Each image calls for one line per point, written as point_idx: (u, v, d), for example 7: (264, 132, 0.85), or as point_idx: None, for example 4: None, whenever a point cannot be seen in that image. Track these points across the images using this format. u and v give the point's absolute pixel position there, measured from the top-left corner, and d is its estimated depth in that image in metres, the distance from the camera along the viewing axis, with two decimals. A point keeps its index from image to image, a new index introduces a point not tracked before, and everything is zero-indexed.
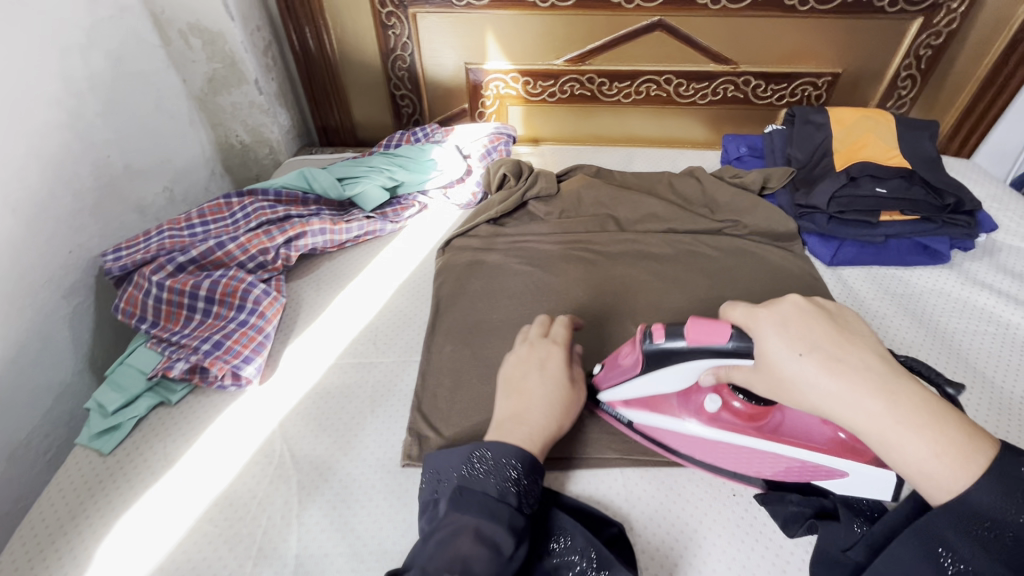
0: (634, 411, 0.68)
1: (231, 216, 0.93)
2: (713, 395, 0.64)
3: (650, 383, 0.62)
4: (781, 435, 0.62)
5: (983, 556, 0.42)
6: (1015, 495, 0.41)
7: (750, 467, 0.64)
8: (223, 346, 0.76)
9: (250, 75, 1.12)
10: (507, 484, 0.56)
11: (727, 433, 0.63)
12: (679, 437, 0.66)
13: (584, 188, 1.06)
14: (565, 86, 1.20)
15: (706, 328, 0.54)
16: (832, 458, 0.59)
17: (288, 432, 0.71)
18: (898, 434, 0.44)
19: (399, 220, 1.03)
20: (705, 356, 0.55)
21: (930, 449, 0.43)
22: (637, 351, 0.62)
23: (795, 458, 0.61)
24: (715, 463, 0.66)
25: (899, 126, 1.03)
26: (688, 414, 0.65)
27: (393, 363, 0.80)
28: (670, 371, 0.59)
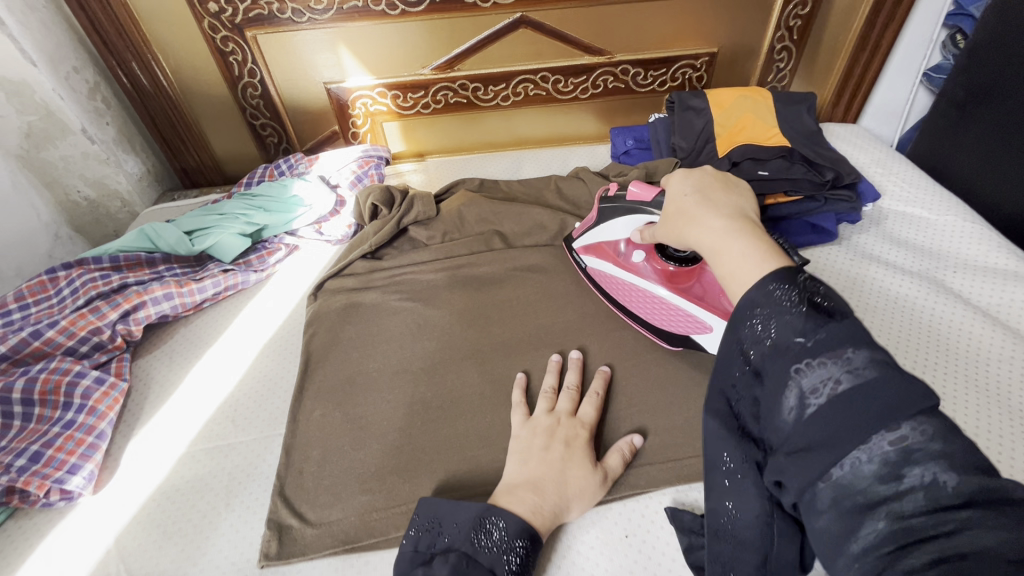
0: (591, 258, 0.85)
1: (56, 293, 0.81)
2: (642, 250, 0.77)
3: (600, 228, 0.81)
4: (694, 296, 0.73)
5: (782, 371, 0.40)
6: (806, 299, 0.41)
7: (662, 320, 0.76)
8: (42, 457, 0.65)
9: (74, 124, 0.99)
10: (513, 562, 0.53)
11: (648, 282, 0.76)
12: (616, 283, 0.81)
13: (465, 205, 0.99)
14: (437, 96, 1.12)
15: (644, 187, 0.73)
16: (711, 313, 0.70)
17: (126, 549, 0.61)
18: (727, 239, 0.50)
19: (265, 267, 0.93)
20: (637, 212, 0.74)
21: (753, 254, 0.47)
22: (597, 207, 0.82)
23: (689, 315, 0.73)
24: (631, 310, 0.80)
25: (777, 103, 1.00)
26: (623, 260, 0.79)
27: (254, 440, 0.71)
28: (614, 222, 0.78)
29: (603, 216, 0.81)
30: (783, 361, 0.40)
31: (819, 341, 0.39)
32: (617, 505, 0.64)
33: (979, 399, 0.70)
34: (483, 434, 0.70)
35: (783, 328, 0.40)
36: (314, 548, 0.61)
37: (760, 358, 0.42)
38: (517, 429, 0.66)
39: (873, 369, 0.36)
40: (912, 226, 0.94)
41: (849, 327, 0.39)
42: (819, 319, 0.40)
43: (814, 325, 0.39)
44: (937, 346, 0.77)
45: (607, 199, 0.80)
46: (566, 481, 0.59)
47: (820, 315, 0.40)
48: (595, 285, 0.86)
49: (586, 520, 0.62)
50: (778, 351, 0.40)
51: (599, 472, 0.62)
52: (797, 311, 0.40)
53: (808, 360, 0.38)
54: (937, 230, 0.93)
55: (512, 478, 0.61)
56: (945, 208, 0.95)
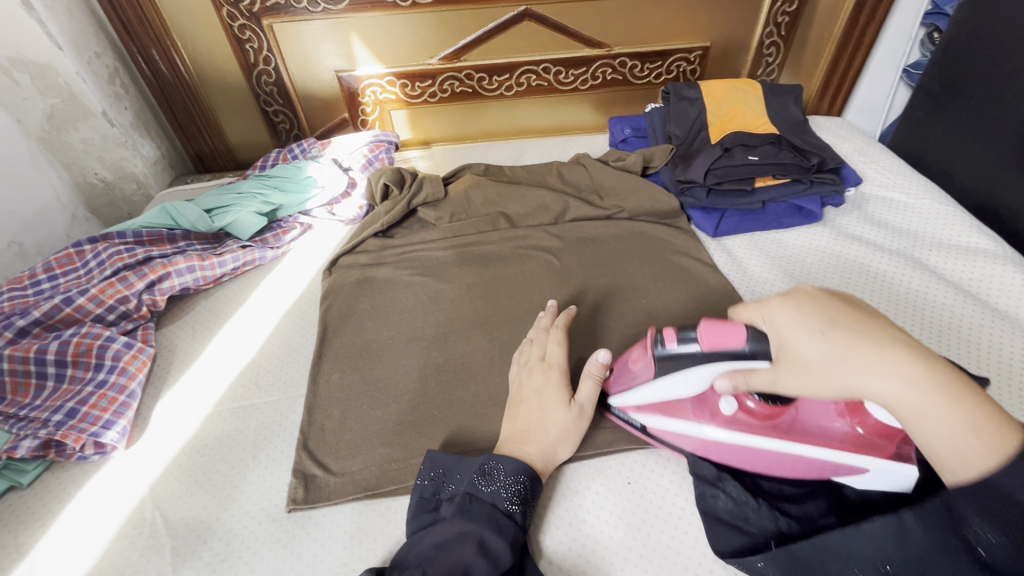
0: (646, 415, 0.65)
1: (83, 265, 0.85)
2: (731, 398, 0.58)
3: (663, 382, 0.60)
4: (800, 435, 0.57)
5: (1003, 544, 0.41)
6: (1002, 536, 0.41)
7: (778, 469, 0.60)
8: (78, 413, 0.69)
9: (95, 107, 1.03)
10: (515, 497, 0.58)
11: (743, 434, 0.59)
12: (695, 441, 0.63)
13: (472, 188, 1.04)
14: (444, 85, 1.17)
15: (718, 329, 0.55)
16: (848, 455, 0.55)
17: (161, 497, 0.65)
18: (923, 401, 0.43)
19: (281, 244, 0.97)
20: (718, 357, 0.56)
21: (959, 425, 0.42)
22: (646, 357, 0.61)
23: (812, 458, 0.57)
24: (730, 463, 0.62)
25: (766, 93, 1.06)
26: (700, 417, 0.61)
27: (277, 401, 0.76)
28: (684, 373, 0.59)
29: (661, 369, 0.60)
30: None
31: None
32: (618, 454, 0.69)
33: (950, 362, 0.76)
34: (493, 393, 0.74)
35: None
36: (338, 494, 0.65)
37: (990, 548, 0.41)
38: (514, 376, 0.71)
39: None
40: (891, 209, 1.01)
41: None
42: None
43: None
44: (912, 317, 0.83)
45: (660, 349, 0.59)
46: (546, 424, 0.64)
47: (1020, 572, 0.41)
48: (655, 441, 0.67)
49: (590, 468, 0.68)
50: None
51: (574, 407, 0.65)
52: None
53: None
54: (913, 213, 0.99)
55: (505, 433, 0.65)
56: (922, 192, 1.02)
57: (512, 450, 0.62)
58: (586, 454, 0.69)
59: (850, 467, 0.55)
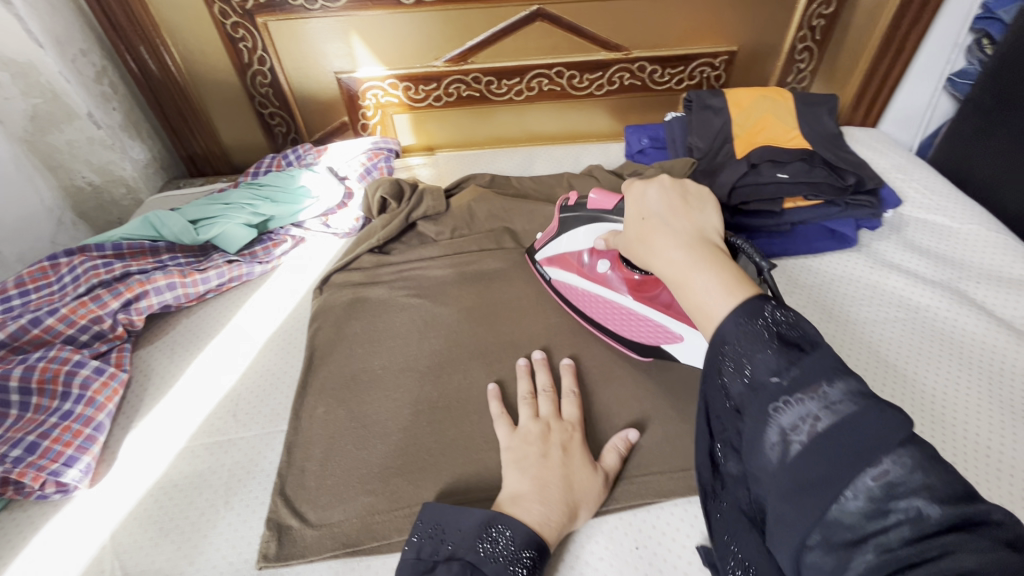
0: (555, 269, 0.81)
1: (57, 280, 0.79)
2: (607, 260, 0.74)
3: (566, 239, 0.78)
4: (656, 304, 0.70)
5: (744, 386, 0.39)
6: (776, 334, 0.39)
7: (629, 331, 0.73)
8: (38, 448, 0.64)
9: (80, 108, 0.98)
10: (520, 574, 0.51)
11: (609, 290, 0.74)
12: (581, 293, 0.78)
13: (476, 201, 0.97)
14: (450, 88, 1.09)
15: (601, 195, 0.71)
16: (677, 319, 0.67)
17: (122, 545, 0.60)
18: (690, 273, 0.45)
19: (270, 259, 0.91)
20: (600, 221, 0.73)
21: (717, 289, 0.43)
22: (557, 217, 0.80)
23: (653, 321, 0.70)
24: (602, 320, 0.76)
25: (798, 104, 0.98)
26: (586, 269, 0.76)
27: (255, 436, 0.70)
28: (578, 232, 0.76)
29: (563, 228, 0.78)
30: (761, 401, 0.37)
31: (791, 379, 0.37)
32: (625, 513, 0.62)
33: (999, 414, 0.68)
34: (490, 436, 0.68)
35: (757, 365, 0.38)
36: (314, 551, 0.59)
37: (739, 394, 0.40)
38: (504, 442, 0.64)
39: (850, 403, 0.34)
40: (933, 234, 0.92)
41: (820, 357, 0.37)
42: (792, 354, 0.37)
43: (789, 362, 0.37)
44: (958, 359, 0.74)
45: (567, 209, 0.78)
46: (572, 487, 0.58)
47: (792, 373, 0.37)
48: (562, 298, 0.82)
49: (594, 528, 0.61)
50: (755, 391, 0.38)
51: (599, 474, 0.61)
52: (766, 348, 0.38)
53: (789, 401, 0.36)
54: (958, 239, 0.90)
55: (517, 488, 0.58)
56: (967, 216, 0.93)
57: (519, 510, 0.56)
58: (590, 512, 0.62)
59: (672, 332, 0.68)
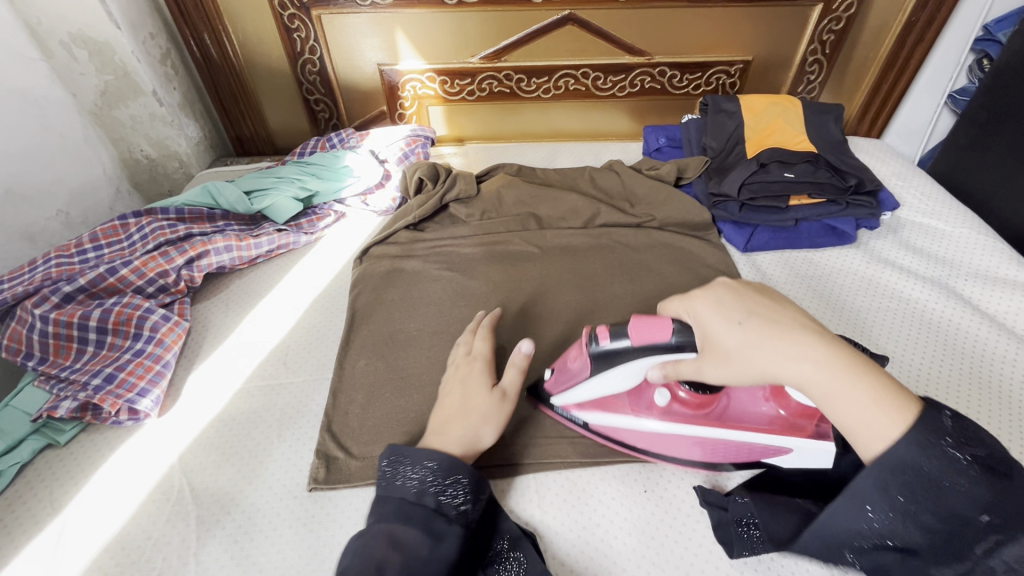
0: (589, 412, 0.69)
1: (127, 238, 0.88)
2: (664, 389, 0.64)
3: (597, 383, 0.64)
4: (725, 421, 0.64)
5: (920, 525, 0.43)
6: (970, 457, 0.42)
7: (712, 455, 0.66)
8: (115, 379, 0.72)
9: (147, 86, 1.07)
10: (428, 485, 0.56)
11: (676, 423, 0.64)
12: (635, 432, 0.67)
13: (505, 187, 1.05)
14: (483, 84, 1.18)
15: (649, 323, 0.57)
16: (774, 435, 0.62)
17: (189, 466, 0.68)
18: (842, 387, 0.46)
19: (315, 230, 1.00)
20: (656, 352, 0.57)
21: (870, 402, 0.45)
22: (585, 352, 0.63)
23: (740, 441, 0.63)
24: (668, 452, 0.67)
25: (806, 111, 1.05)
26: (639, 411, 0.66)
27: (303, 382, 0.77)
28: (619, 371, 0.61)
29: (598, 367, 0.62)
30: (963, 537, 0.42)
31: (997, 512, 0.42)
32: (634, 462, 0.70)
33: (976, 393, 0.75)
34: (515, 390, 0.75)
35: (963, 501, 0.42)
36: (357, 477, 0.66)
37: (916, 538, 0.43)
38: (445, 379, 0.72)
39: (1012, 525, 0.41)
40: (926, 236, 0.99)
41: (1019, 479, 0.42)
42: (993, 481, 0.42)
43: (996, 495, 0.42)
44: (945, 346, 0.81)
45: (594, 347, 0.62)
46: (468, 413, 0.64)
47: (995, 478, 0.42)
48: (601, 438, 0.70)
49: (606, 473, 0.69)
50: (955, 524, 0.42)
51: (496, 395, 0.65)
52: (969, 477, 0.42)
53: (996, 538, 0.42)
54: (950, 241, 0.97)
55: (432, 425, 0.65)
56: (959, 220, 1.00)
57: (443, 442, 0.62)
58: (603, 459, 0.69)
59: (772, 448, 0.63)
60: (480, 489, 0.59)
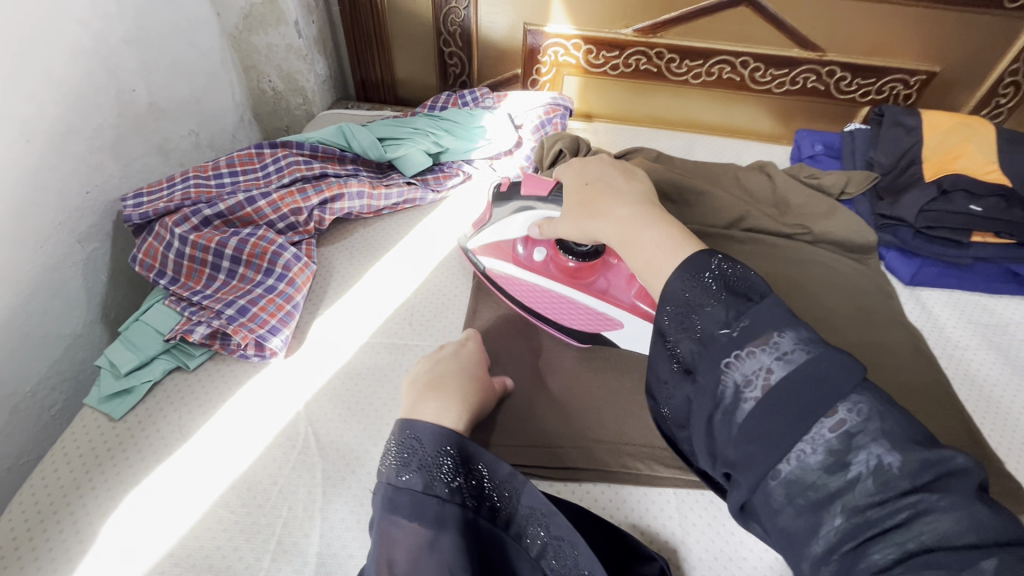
0: (486, 258, 0.79)
1: (262, 168, 0.85)
2: (544, 249, 0.74)
3: (499, 225, 0.77)
4: (592, 291, 0.73)
5: (693, 347, 0.46)
6: (723, 288, 0.46)
7: (564, 317, 0.74)
8: (248, 312, 0.70)
9: (290, 15, 1.03)
10: (439, 471, 0.49)
11: (547, 279, 0.74)
12: (515, 284, 0.76)
13: (643, 173, 0.98)
14: (630, 59, 1.09)
15: (535, 180, 0.72)
16: (623, 312, 0.71)
17: (315, 415, 0.65)
18: (636, 229, 0.55)
19: (441, 189, 0.95)
20: (533, 207, 0.73)
21: (663, 241, 0.53)
22: (489, 204, 0.78)
23: (596, 309, 0.72)
24: (542, 313, 0.75)
25: (1001, 138, 0.93)
26: (519, 259, 0.76)
27: (429, 347, 0.73)
28: (512, 219, 0.75)
29: (494, 219, 0.77)
30: (713, 355, 0.44)
31: (739, 334, 0.43)
32: None
33: None
34: None
35: (708, 319, 0.45)
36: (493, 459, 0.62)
37: (691, 355, 0.46)
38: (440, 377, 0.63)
39: (800, 352, 0.41)
40: None
41: (764, 309, 0.44)
42: (738, 306, 0.45)
43: (737, 315, 0.44)
44: None
45: (500, 197, 0.76)
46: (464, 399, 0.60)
47: (737, 299, 0.45)
48: (491, 287, 0.80)
49: None
50: (708, 344, 0.45)
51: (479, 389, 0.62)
52: (716, 300, 0.45)
53: (737, 352, 0.43)
54: None
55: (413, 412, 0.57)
56: None
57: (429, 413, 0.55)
58: None
59: (613, 319, 0.72)
60: (473, 458, 0.50)
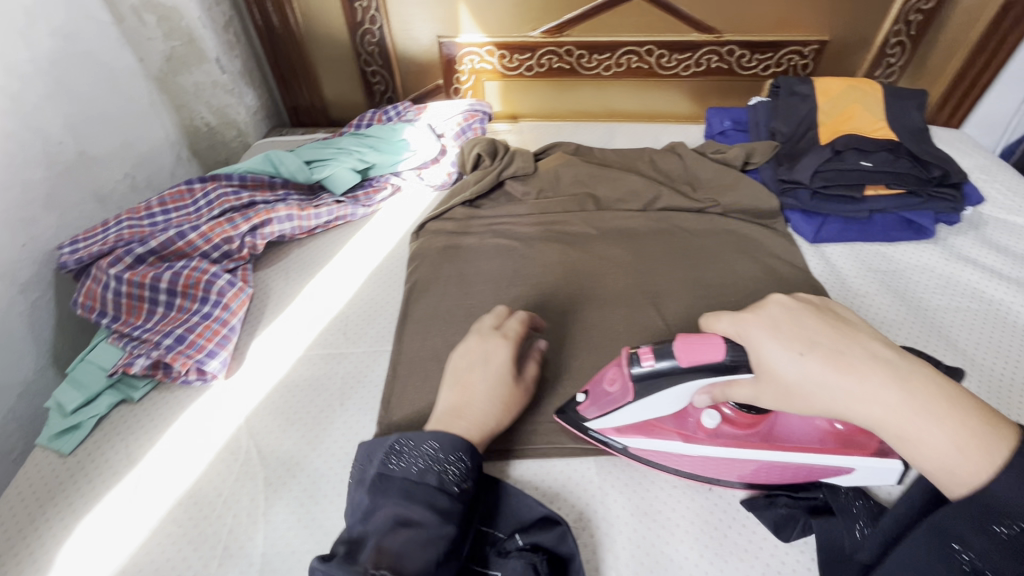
0: (629, 438, 0.63)
1: (193, 203, 0.89)
2: (712, 410, 0.61)
3: (645, 406, 0.57)
4: (774, 442, 0.60)
5: (987, 558, 0.40)
6: None
7: (768, 479, 0.62)
8: (186, 340, 0.74)
9: (211, 53, 1.08)
10: (449, 475, 0.55)
11: (723, 447, 0.60)
12: (677, 459, 0.63)
13: (564, 166, 1.03)
14: (542, 59, 1.15)
15: (698, 345, 0.51)
16: (834, 455, 0.59)
17: (255, 428, 0.69)
18: (920, 424, 0.44)
19: (372, 204, 1.00)
20: (702, 375, 0.52)
21: (949, 444, 0.42)
22: (627, 381, 0.56)
23: (795, 463, 0.60)
24: (735, 476, 0.62)
25: (887, 96, 0.99)
26: (684, 432, 0.62)
27: (363, 353, 0.78)
28: (667, 396, 0.55)
29: (643, 394, 0.56)
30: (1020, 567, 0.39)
31: None
32: None
33: None
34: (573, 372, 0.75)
35: None
36: None
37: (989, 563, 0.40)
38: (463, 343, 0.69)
39: None
40: (1011, 233, 0.93)
41: None
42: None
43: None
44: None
45: (638, 373, 0.54)
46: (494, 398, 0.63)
47: None
48: (639, 464, 0.65)
49: None
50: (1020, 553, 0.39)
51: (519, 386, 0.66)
52: None
53: None
54: None
55: (442, 407, 0.63)
56: None
57: (453, 431, 0.60)
58: None
59: (830, 467, 0.59)
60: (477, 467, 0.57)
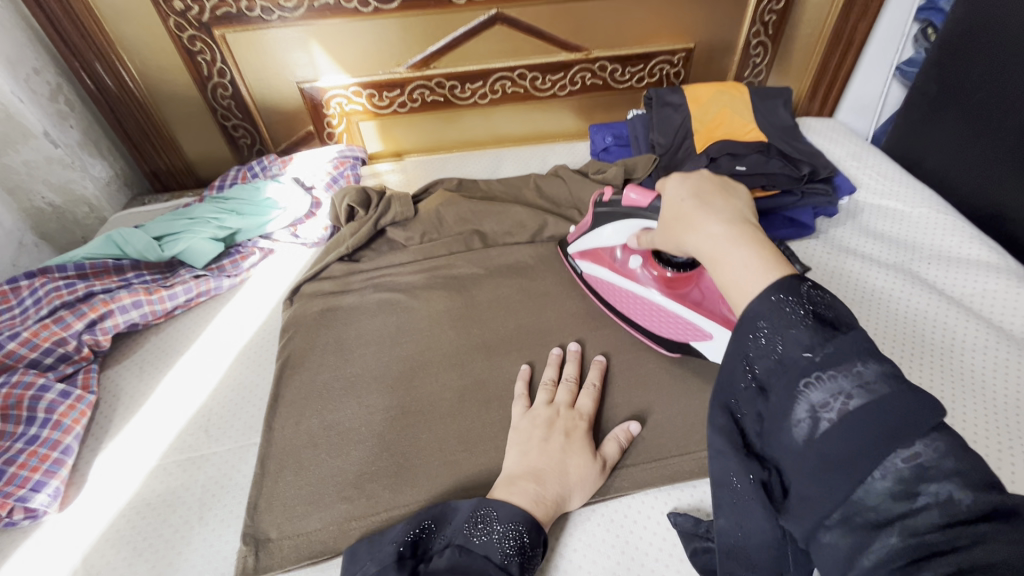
0: (586, 262, 0.81)
1: (20, 303, 0.79)
2: (639, 257, 0.75)
3: (598, 233, 0.77)
4: (689, 302, 0.70)
5: (769, 364, 0.37)
6: (810, 312, 0.36)
7: (660, 327, 0.74)
8: (5, 474, 0.63)
9: (36, 127, 0.95)
10: (508, 547, 0.52)
11: (644, 286, 0.74)
12: (613, 287, 0.78)
13: (444, 206, 0.97)
14: (414, 94, 1.10)
15: (638, 192, 0.68)
16: (708, 320, 0.67)
17: (95, 567, 0.59)
18: (726, 250, 0.43)
19: (239, 272, 0.91)
20: (636, 216, 0.70)
21: (753, 267, 0.40)
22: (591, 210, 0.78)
23: (686, 320, 0.70)
24: (635, 318, 0.76)
25: (753, 98, 1.01)
26: (620, 267, 0.77)
27: (227, 452, 0.69)
28: (612, 226, 0.74)
29: (598, 221, 0.77)
30: (788, 378, 0.35)
31: (824, 357, 0.35)
32: (597, 507, 0.61)
33: (952, 390, 0.70)
34: (462, 436, 0.68)
35: (788, 341, 0.36)
36: (292, 560, 0.59)
37: (765, 374, 0.37)
38: (518, 420, 0.65)
39: (886, 384, 0.33)
40: (885, 218, 0.96)
41: (855, 338, 0.35)
42: (826, 332, 0.35)
43: (823, 339, 0.35)
44: (913, 338, 0.76)
45: (601, 205, 0.77)
46: (566, 470, 0.59)
47: (828, 328, 0.36)
48: (591, 290, 0.83)
49: (569, 525, 0.60)
50: (784, 367, 0.36)
51: (598, 461, 0.61)
52: (801, 324, 0.36)
53: (818, 378, 0.34)
54: (909, 223, 0.94)
55: (513, 470, 0.59)
56: (918, 201, 0.97)
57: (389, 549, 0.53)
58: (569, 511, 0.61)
59: (701, 330, 0.69)
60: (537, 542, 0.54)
